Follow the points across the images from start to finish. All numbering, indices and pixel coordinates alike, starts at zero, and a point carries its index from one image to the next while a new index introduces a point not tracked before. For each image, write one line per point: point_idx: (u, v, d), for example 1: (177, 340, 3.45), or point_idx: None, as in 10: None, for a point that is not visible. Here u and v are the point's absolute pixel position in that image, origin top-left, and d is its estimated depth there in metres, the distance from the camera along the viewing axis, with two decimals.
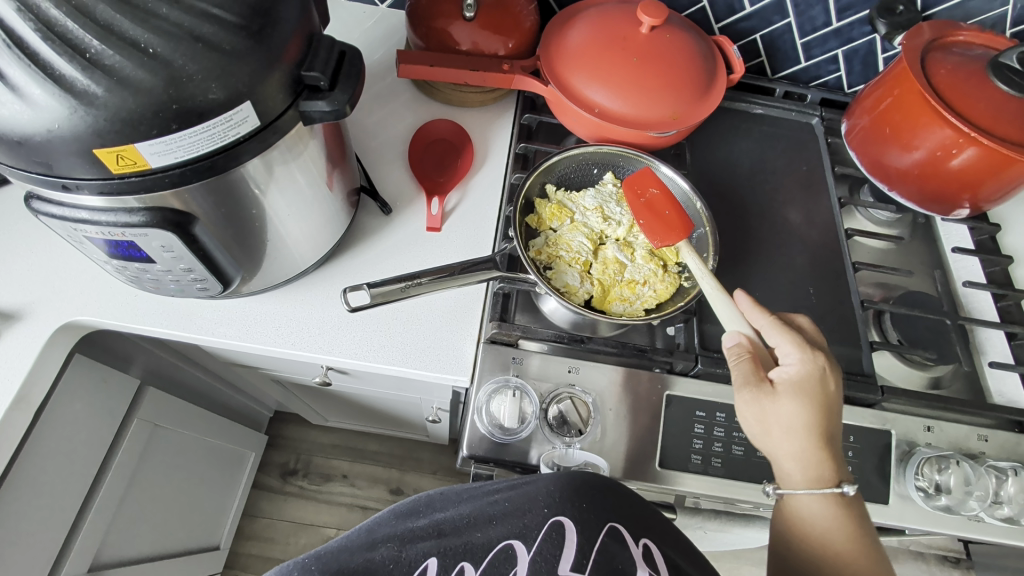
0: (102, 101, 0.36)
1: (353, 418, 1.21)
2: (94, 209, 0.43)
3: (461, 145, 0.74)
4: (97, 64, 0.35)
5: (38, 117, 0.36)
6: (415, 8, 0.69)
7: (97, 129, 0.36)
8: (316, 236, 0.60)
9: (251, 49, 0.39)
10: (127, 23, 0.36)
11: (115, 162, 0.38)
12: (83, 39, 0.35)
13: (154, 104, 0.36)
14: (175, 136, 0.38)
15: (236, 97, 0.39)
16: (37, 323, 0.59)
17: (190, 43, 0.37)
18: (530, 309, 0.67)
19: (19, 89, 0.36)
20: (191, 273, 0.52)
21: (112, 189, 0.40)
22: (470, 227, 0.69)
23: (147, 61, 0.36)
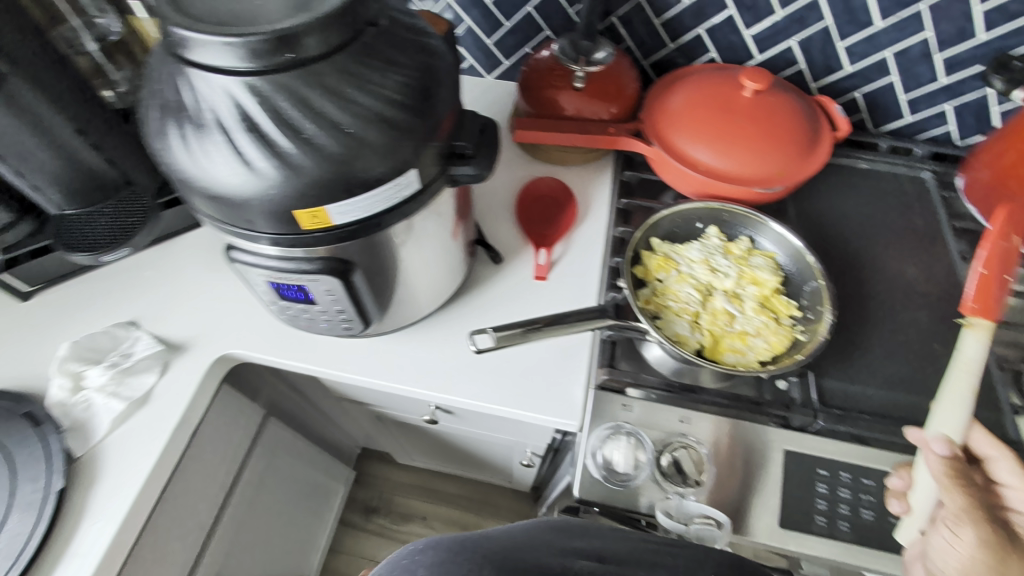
0: (308, 171, 0.42)
1: (438, 458, 1.25)
2: (278, 257, 0.50)
3: (564, 201, 0.79)
4: (309, 143, 0.42)
5: (260, 185, 0.43)
6: (528, 80, 0.77)
7: (300, 193, 0.43)
8: (440, 284, 0.66)
9: (419, 126, 0.45)
10: (332, 108, 0.42)
11: (308, 221, 0.45)
12: (301, 124, 0.41)
13: (346, 172, 0.43)
14: (357, 199, 0.45)
15: (405, 166, 0.45)
16: (200, 354, 0.69)
17: (377, 122, 0.43)
18: (632, 356, 0.68)
19: (247, 162, 0.42)
20: (342, 313, 0.58)
21: (301, 242, 0.47)
22: (575, 275, 0.73)
23: (345, 139, 0.42)
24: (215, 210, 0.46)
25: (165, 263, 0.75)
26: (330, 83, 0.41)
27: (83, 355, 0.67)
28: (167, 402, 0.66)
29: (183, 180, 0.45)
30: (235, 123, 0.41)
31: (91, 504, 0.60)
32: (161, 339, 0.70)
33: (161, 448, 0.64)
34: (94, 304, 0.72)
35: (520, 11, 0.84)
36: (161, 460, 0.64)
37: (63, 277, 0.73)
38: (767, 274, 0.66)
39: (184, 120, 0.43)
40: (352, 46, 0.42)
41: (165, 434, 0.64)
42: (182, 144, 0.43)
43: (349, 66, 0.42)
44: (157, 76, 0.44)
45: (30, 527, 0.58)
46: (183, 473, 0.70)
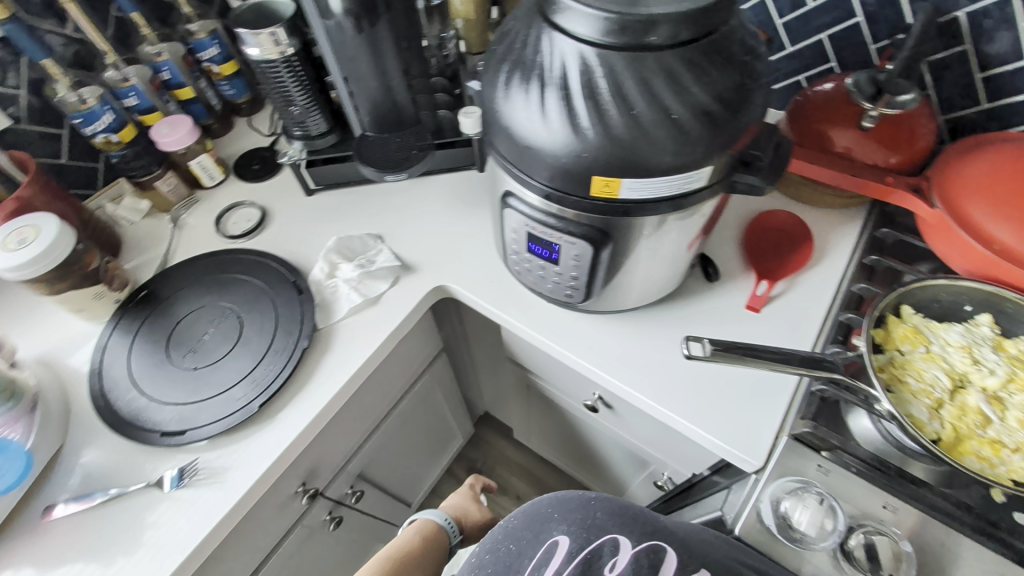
0: (624, 144, 0.45)
1: (556, 448, 1.28)
2: (551, 212, 0.54)
3: (800, 239, 0.74)
4: (635, 119, 0.44)
5: (577, 146, 0.46)
6: (802, 109, 0.73)
7: (610, 160, 0.45)
8: (658, 286, 0.67)
9: (734, 127, 0.46)
10: (667, 93, 0.44)
11: (599, 188, 0.48)
12: (635, 100, 0.44)
13: (658, 152, 0.45)
14: (652, 180, 0.46)
15: (705, 162, 0.46)
16: (424, 278, 0.78)
17: (700, 115, 0.44)
18: (833, 420, 0.62)
19: (575, 120, 0.45)
20: (573, 281, 0.61)
21: (581, 206, 0.50)
22: (793, 318, 0.69)
23: (668, 123, 0.44)
24: (519, 157, 0.50)
25: (417, 197, 0.85)
26: (675, 69, 0.43)
27: (341, 250, 0.79)
28: (394, 308, 0.76)
29: (504, 127, 0.50)
30: (578, 86, 0.45)
31: (320, 369, 0.71)
32: (399, 257, 0.80)
33: (380, 343, 0.73)
34: (357, 213, 0.84)
35: (810, 39, 0.80)
36: (375, 352, 0.73)
37: (338, 184, 0.86)
38: None
39: (527, 75, 0.47)
40: (703, 41, 0.44)
41: (383, 335, 0.73)
42: (522, 95, 0.47)
43: (695, 57, 0.44)
44: (517, 35, 0.49)
45: (280, 367, 0.70)
46: (381, 372, 0.82)
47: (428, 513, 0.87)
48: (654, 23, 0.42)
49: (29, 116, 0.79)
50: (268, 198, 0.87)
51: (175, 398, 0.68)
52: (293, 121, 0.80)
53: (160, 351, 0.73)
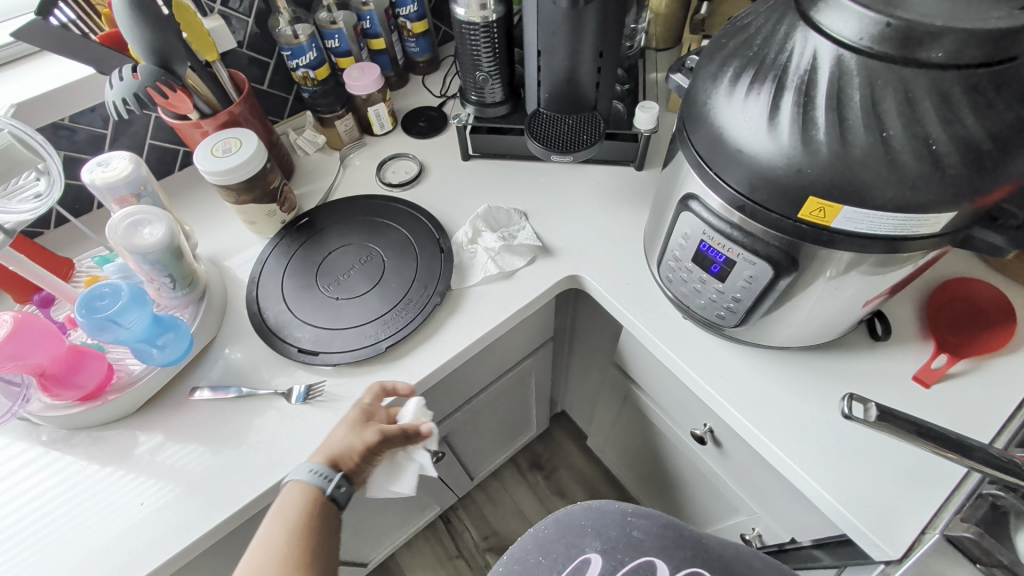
0: (863, 166, 0.40)
1: (628, 467, 1.24)
2: (737, 227, 0.50)
3: (999, 317, 0.64)
4: (884, 142, 0.40)
5: (804, 158, 0.42)
6: None
7: (838, 182, 0.41)
8: (821, 330, 0.61)
9: (998, 172, 0.40)
10: (935, 120, 0.39)
11: (810, 210, 0.44)
12: (889, 121, 0.39)
13: (900, 183, 0.40)
14: (879, 214, 0.42)
15: (953, 204, 0.41)
16: (562, 264, 0.76)
17: (966, 152, 0.39)
18: (1001, 529, 0.50)
19: (809, 131, 0.42)
20: (732, 302, 0.56)
21: (778, 225, 0.47)
22: (972, 405, 0.60)
23: (924, 153, 0.39)
24: (720, 157, 0.47)
25: (570, 184, 0.84)
26: (952, 94, 0.38)
27: (488, 220, 0.80)
28: (526, 287, 0.75)
29: (718, 124, 0.47)
30: (824, 95, 0.41)
31: (445, 328, 0.72)
32: (540, 239, 0.79)
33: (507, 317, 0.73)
34: (508, 187, 0.85)
35: None
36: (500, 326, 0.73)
37: (495, 155, 0.87)
38: None
39: (763, 75, 0.44)
40: (995, 67, 0.38)
41: (511, 311, 0.73)
42: (751, 93, 0.44)
43: (981, 84, 0.38)
44: (757, 31, 0.46)
45: (410, 317, 0.71)
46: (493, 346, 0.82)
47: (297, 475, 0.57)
48: (952, 35, 0.36)
49: (249, 41, 0.87)
50: (427, 156, 0.91)
51: (313, 320, 0.72)
52: (473, 86, 0.82)
53: (309, 274, 0.76)
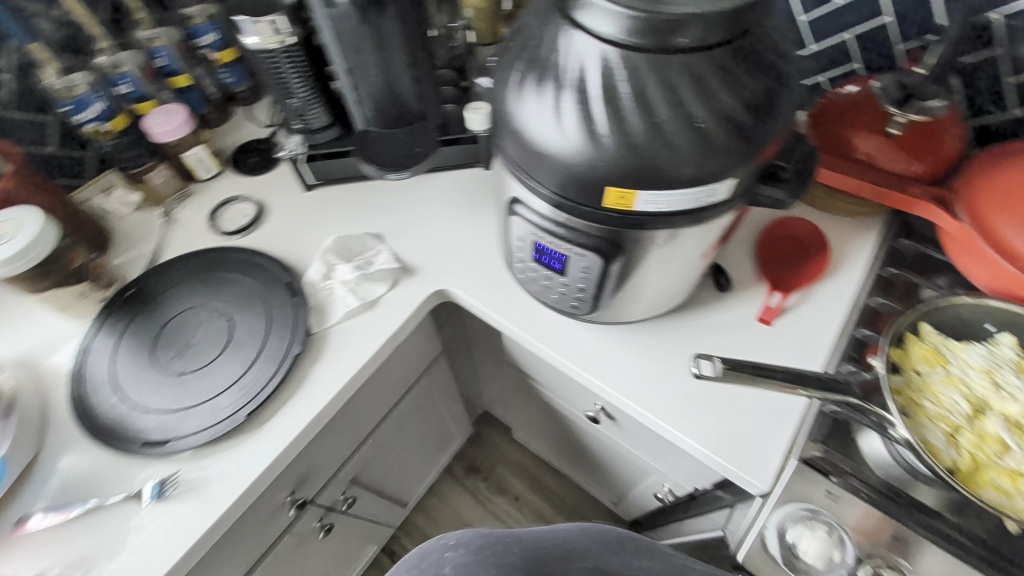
0: (645, 153, 0.42)
1: (556, 451, 1.27)
2: (560, 224, 0.51)
3: (814, 249, 0.72)
4: (657, 127, 0.41)
5: (594, 153, 0.42)
6: (822, 113, 0.71)
7: (629, 171, 0.42)
8: (668, 296, 0.64)
9: (759, 135, 0.43)
10: (695, 102, 0.41)
11: (614, 200, 0.45)
12: (657, 107, 0.41)
13: (679, 163, 0.42)
14: (672, 193, 0.44)
15: (730, 172, 0.44)
16: (425, 281, 0.75)
17: (727, 125, 0.42)
18: (842, 441, 0.62)
19: (592, 127, 0.42)
20: (578, 292, 0.58)
21: (593, 216, 0.47)
22: (806, 333, 0.67)
23: (693, 132, 0.41)
24: (526, 161, 0.47)
25: (421, 196, 0.81)
26: (704, 74, 0.41)
27: (339, 250, 0.76)
28: (391, 314, 0.72)
29: (517, 128, 0.46)
30: (598, 91, 0.42)
31: (310, 375, 0.67)
32: (400, 259, 0.76)
33: (376, 349, 0.70)
34: (356, 211, 0.80)
35: (834, 38, 0.76)
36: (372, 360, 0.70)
37: (337, 180, 0.83)
38: None
39: (545, 76, 0.44)
40: (734, 44, 0.41)
41: (380, 342, 0.70)
42: (536, 96, 0.44)
43: (726, 62, 0.41)
44: (530, 33, 0.46)
45: (270, 375, 0.66)
46: (375, 378, 0.78)
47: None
48: (693, 22, 0.38)
49: (16, 101, 0.76)
50: (265, 193, 0.84)
51: (158, 405, 0.64)
52: (293, 114, 0.76)
53: (144, 352, 0.68)
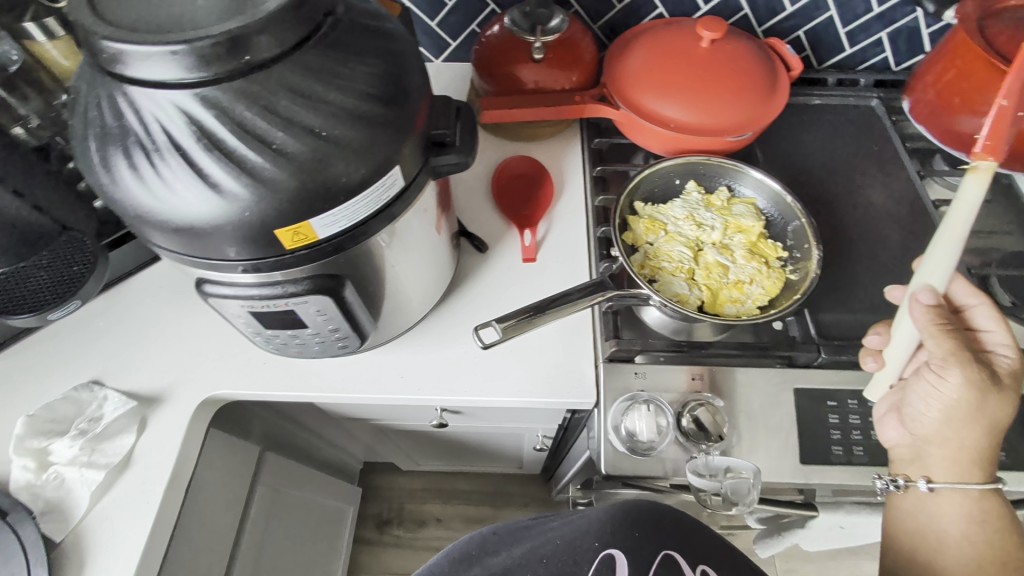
0: (284, 186, 0.35)
1: (446, 458, 1.24)
2: (258, 284, 0.42)
3: (538, 178, 0.77)
4: (281, 154, 0.35)
5: (230, 208, 0.35)
6: (482, 59, 0.74)
7: (280, 211, 0.36)
8: (432, 284, 0.62)
9: (397, 117, 0.38)
10: (304, 112, 0.35)
11: (290, 239, 0.37)
12: (269, 132, 0.34)
13: (327, 180, 0.36)
14: (342, 207, 0.37)
15: (387, 165, 0.38)
16: (179, 403, 0.59)
17: (354, 121, 0.36)
18: (633, 323, 0.67)
19: (212, 183, 0.35)
20: (336, 332, 0.49)
21: (281, 264, 0.39)
22: (564, 252, 0.71)
23: (321, 145, 0.35)
24: (182, 245, 0.38)
25: (120, 309, 0.64)
26: (297, 82, 0.34)
27: (43, 428, 0.55)
28: (152, 463, 0.56)
29: (139, 213, 0.37)
30: (192, 142, 0.34)
31: None
32: (131, 395, 0.59)
33: (155, 512, 0.54)
34: (46, 369, 0.60)
35: None
36: (154, 531, 0.54)
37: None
38: (751, 221, 0.67)
39: (132, 144, 0.35)
40: (313, 39, 0.35)
41: (155, 505, 0.54)
42: (134, 176, 0.35)
43: (313, 61, 0.35)
44: (86, 103, 0.37)
45: None
46: (182, 536, 0.63)
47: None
48: (256, 32, 0.32)
49: None
50: None
51: None
52: None
53: None
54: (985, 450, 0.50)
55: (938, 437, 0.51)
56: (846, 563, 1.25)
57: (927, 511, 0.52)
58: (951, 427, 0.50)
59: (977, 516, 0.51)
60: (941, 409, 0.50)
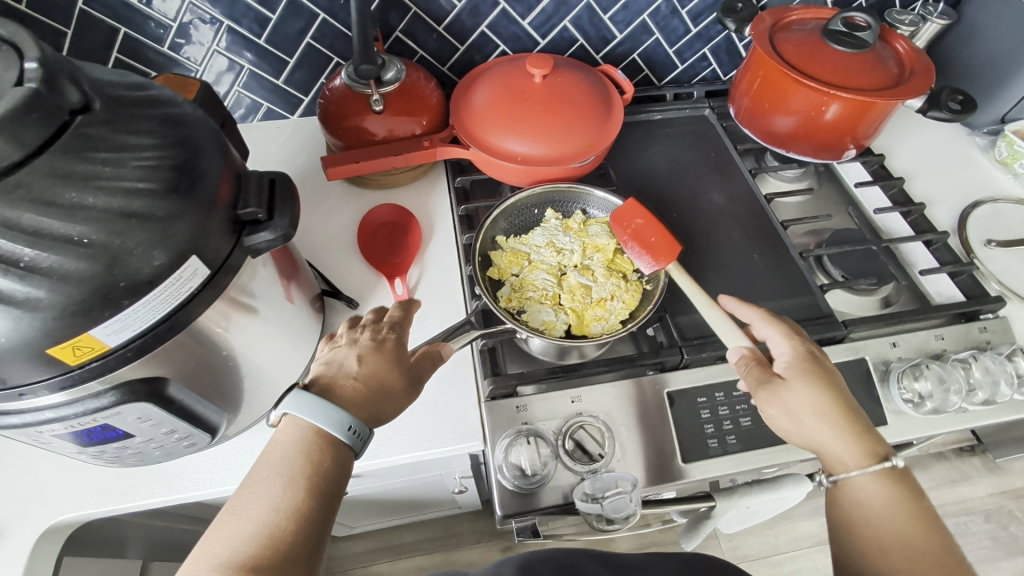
0: (46, 303, 0.32)
1: (382, 516, 1.17)
2: (57, 406, 0.38)
3: (406, 224, 0.77)
4: (35, 270, 0.31)
5: None
6: (327, 114, 0.73)
7: (48, 329, 0.33)
8: (292, 351, 0.57)
9: (186, 207, 0.37)
10: (55, 222, 0.32)
11: (72, 354, 0.35)
12: (13, 250, 0.31)
13: (98, 288, 0.33)
14: (129, 311, 0.35)
15: (180, 256, 0.36)
16: (11, 542, 0.51)
17: (125, 221, 0.34)
18: (519, 356, 0.68)
19: None
20: (175, 434, 0.46)
21: (73, 381, 0.37)
22: (438, 295, 0.71)
23: (84, 254, 0.32)
24: None
25: None
26: (43, 190, 0.31)
27: None
28: None
29: None
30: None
31: None
32: None
33: None
34: None
35: (300, 46, 0.81)
36: None
37: None
38: (606, 239, 0.71)
39: None
40: (59, 142, 0.32)
41: None
42: None
43: (62, 165, 0.32)
44: None
45: None
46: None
47: (301, 411, 0.43)
48: None
49: None
50: None
51: None
52: None
53: None
54: (840, 428, 0.52)
55: (810, 445, 0.53)
56: (782, 527, 1.31)
57: (851, 507, 0.51)
58: (802, 435, 0.53)
59: (891, 493, 0.50)
60: (783, 428, 0.54)
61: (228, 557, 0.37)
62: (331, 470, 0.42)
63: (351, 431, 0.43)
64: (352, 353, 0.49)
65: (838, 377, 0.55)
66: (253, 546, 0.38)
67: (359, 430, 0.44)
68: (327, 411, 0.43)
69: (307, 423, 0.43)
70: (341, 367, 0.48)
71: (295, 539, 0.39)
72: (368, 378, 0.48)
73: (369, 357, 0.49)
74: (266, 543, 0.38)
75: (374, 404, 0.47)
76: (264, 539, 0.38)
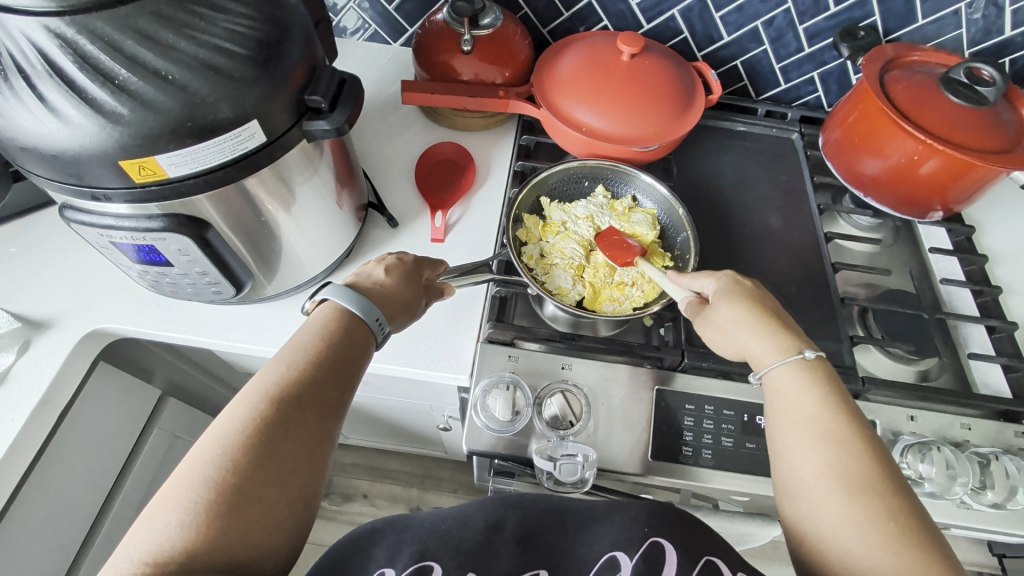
0: (126, 120, 0.38)
1: (375, 434, 1.24)
2: (119, 216, 0.45)
3: (464, 165, 0.80)
4: (124, 90, 0.38)
5: (73, 134, 0.38)
6: (420, 44, 0.77)
7: (121, 143, 0.39)
8: (327, 242, 0.62)
9: (259, 76, 0.42)
10: (150, 55, 0.38)
11: (137, 173, 0.41)
12: (112, 68, 0.38)
13: (168, 120, 0.39)
14: (191, 149, 0.41)
15: (244, 116, 0.42)
16: (66, 330, 0.60)
17: (204, 71, 0.39)
18: (529, 314, 0.70)
19: (58, 111, 0.38)
20: (206, 277, 0.53)
21: (134, 198, 0.43)
22: (472, 236, 0.74)
23: (166, 88, 0.39)
24: (44, 169, 0.42)
25: (30, 236, 0.65)
26: (147, 27, 0.38)
27: None
28: (25, 385, 0.57)
29: None
30: (37, 68, 0.37)
31: None
32: (19, 317, 0.60)
33: (15, 429, 0.54)
34: None
35: None
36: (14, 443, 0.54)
37: None
38: (645, 229, 0.71)
39: None
40: None
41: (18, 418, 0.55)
42: None
43: (165, 9, 0.38)
44: None
45: None
46: (54, 453, 0.66)
47: (340, 299, 0.46)
48: None
49: None
50: None
51: None
52: None
53: None
54: (758, 328, 0.54)
55: (740, 354, 0.55)
56: None
57: (773, 405, 0.51)
58: (733, 344, 0.55)
59: (813, 386, 0.49)
60: (715, 341, 0.57)
61: (268, 390, 0.40)
62: (360, 346, 0.45)
63: (378, 323, 0.47)
64: (380, 267, 0.53)
65: (767, 298, 0.58)
66: (282, 379, 0.40)
67: (385, 325, 0.48)
68: (362, 300, 0.47)
69: (342, 308, 0.46)
70: (370, 276, 0.51)
71: (319, 377, 0.42)
72: (393, 288, 0.51)
73: (395, 270, 0.53)
74: (301, 381, 0.41)
75: (398, 309, 0.50)
76: (304, 379, 0.41)
